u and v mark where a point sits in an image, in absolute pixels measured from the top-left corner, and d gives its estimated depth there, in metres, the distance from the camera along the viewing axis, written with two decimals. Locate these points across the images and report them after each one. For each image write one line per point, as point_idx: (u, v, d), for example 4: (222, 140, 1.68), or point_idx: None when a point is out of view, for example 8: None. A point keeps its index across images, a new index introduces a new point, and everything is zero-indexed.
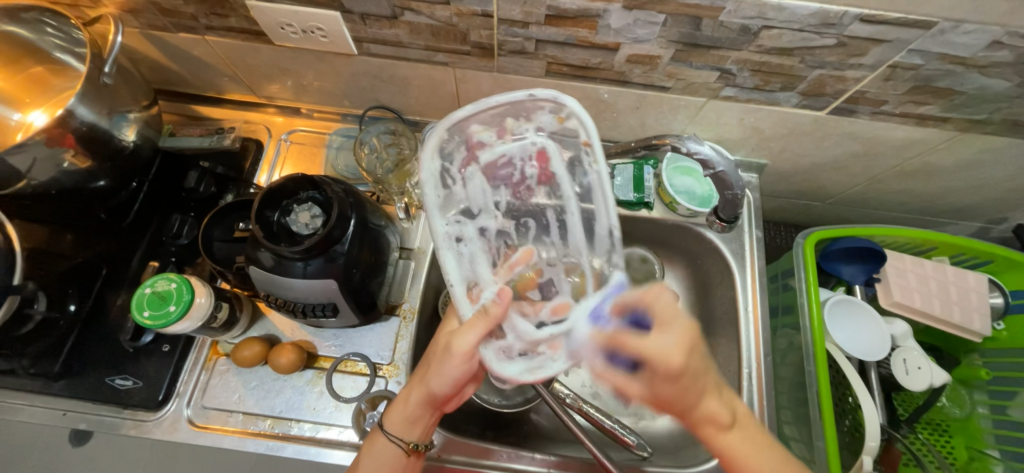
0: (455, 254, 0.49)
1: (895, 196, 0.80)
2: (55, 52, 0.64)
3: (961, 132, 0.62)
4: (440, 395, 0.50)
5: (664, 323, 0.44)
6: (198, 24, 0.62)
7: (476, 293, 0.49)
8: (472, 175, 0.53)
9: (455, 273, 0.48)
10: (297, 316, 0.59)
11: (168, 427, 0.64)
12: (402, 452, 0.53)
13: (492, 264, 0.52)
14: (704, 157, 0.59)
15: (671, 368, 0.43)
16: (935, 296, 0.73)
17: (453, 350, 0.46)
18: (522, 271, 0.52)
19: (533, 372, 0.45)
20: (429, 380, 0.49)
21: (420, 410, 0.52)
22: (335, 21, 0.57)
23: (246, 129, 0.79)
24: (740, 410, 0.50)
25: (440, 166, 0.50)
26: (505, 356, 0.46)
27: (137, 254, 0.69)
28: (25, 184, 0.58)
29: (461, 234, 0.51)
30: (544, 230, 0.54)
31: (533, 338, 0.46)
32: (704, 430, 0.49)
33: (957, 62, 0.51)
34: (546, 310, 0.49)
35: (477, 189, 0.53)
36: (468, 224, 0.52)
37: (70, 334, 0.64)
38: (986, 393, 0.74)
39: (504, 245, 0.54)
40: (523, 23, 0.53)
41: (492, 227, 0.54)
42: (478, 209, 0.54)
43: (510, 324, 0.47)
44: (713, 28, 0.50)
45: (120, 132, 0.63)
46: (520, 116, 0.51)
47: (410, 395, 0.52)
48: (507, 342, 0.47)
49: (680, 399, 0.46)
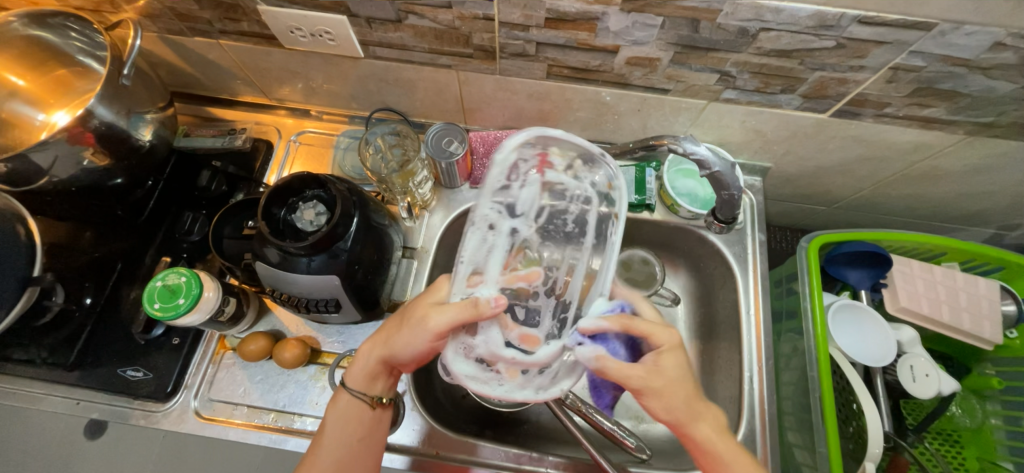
0: (480, 236, 0.50)
1: (903, 201, 0.79)
2: (78, 55, 0.67)
3: (968, 135, 0.61)
4: (401, 358, 0.52)
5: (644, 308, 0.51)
6: (212, 28, 0.65)
7: (473, 286, 0.49)
8: (529, 178, 0.52)
9: (469, 254, 0.49)
10: (301, 311, 0.61)
11: (175, 418, 0.65)
12: (365, 405, 0.54)
13: (503, 264, 0.51)
14: (699, 158, 0.59)
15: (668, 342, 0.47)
16: (945, 301, 0.72)
17: (427, 326, 0.47)
18: (522, 290, 0.51)
19: (467, 378, 0.46)
20: (397, 345, 0.50)
21: (381, 366, 0.54)
22: (342, 24, 0.59)
23: (257, 130, 0.81)
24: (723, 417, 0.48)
25: (511, 159, 0.50)
26: (460, 355, 0.47)
27: (150, 250, 0.71)
28: (47, 180, 0.61)
29: (493, 225, 0.50)
30: (560, 266, 0.52)
31: (493, 352, 0.46)
32: (700, 432, 0.46)
33: (960, 63, 0.50)
34: (522, 332, 0.48)
35: (526, 197, 0.52)
36: (504, 218, 0.51)
37: (84, 326, 0.66)
38: (999, 403, 0.72)
39: (523, 255, 0.52)
40: (524, 26, 0.54)
41: (525, 235, 0.52)
42: (523, 210, 0.52)
43: (483, 331, 0.47)
44: (710, 30, 0.51)
45: (136, 132, 0.66)
46: (586, 162, 0.51)
47: (372, 350, 0.54)
48: (470, 341, 0.47)
49: (675, 382, 0.46)
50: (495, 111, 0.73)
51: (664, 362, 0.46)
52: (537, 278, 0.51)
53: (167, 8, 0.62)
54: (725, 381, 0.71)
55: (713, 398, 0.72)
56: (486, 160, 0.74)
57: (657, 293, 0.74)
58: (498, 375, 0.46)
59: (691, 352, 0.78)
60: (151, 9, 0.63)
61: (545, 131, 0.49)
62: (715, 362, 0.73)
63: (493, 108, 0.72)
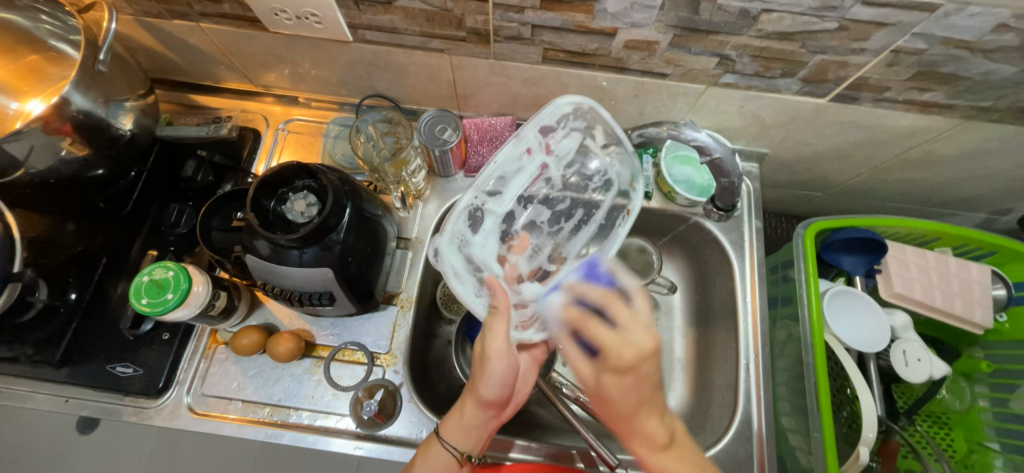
0: (515, 151, 0.58)
1: (898, 186, 0.80)
2: (50, 40, 0.64)
3: (966, 119, 0.61)
4: (491, 400, 0.52)
5: (632, 319, 0.49)
6: (192, 10, 0.62)
7: (494, 190, 0.58)
8: (575, 133, 0.59)
9: (501, 161, 0.57)
10: (294, 304, 0.60)
11: (168, 414, 0.64)
12: (455, 461, 0.53)
13: (527, 184, 0.60)
14: (701, 144, 0.60)
15: (623, 363, 0.47)
16: (938, 287, 0.72)
17: (489, 353, 0.51)
18: (524, 224, 0.61)
19: (445, 269, 0.54)
20: (477, 384, 0.52)
21: (477, 416, 0.53)
22: (329, 7, 0.57)
23: (243, 118, 0.79)
24: (680, 431, 0.51)
25: (565, 110, 0.57)
26: (452, 245, 0.55)
27: (136, 244, 0.69)
28: (23, 172, 0.58)
29: (530, 150, 0.58)
30: (560, 226, 0.62)
31: (482, 258, 0.56)
32: (637, 445, 0.50)
33: (962, 46, 0.50)
34: (509, 256, 0.58)
35: (565, 146, 0.60)
36: (541, 152, 0.59)
37: (71, 322, 0.64)
38: (987, 386, 0.74)
39: (541, 191, 0.61)
40: (518, 8, 0.53)
41: (550, 175, 0.60)
42: (559, 153, 0.60)
43: (482, 231, 0.57)
44: (711, 11, 0.50)
45: (116, 120, 0.63)
46: (619, 148, 0.60)
47: (468, 399, 0.53)
48: (467, 234, 0.56)
49: (625, 401, 0.48)
50: (490, 97, 0.71)
51: (609, 382, 0.49)
52: (535, 221, 0.61)
53: None
54: (721, 368, 0.71)
55: (709, 384, 0.72)
56: (482, 147, 0.72)
57: (653, 283, 0.73)
58: (477, 288, 0.54)
59: (687, 339, 0.78)
60: None
61: (598, 110, 0.57)
62: (712, 348, 0.74)
63: (486, 94, 0.71)
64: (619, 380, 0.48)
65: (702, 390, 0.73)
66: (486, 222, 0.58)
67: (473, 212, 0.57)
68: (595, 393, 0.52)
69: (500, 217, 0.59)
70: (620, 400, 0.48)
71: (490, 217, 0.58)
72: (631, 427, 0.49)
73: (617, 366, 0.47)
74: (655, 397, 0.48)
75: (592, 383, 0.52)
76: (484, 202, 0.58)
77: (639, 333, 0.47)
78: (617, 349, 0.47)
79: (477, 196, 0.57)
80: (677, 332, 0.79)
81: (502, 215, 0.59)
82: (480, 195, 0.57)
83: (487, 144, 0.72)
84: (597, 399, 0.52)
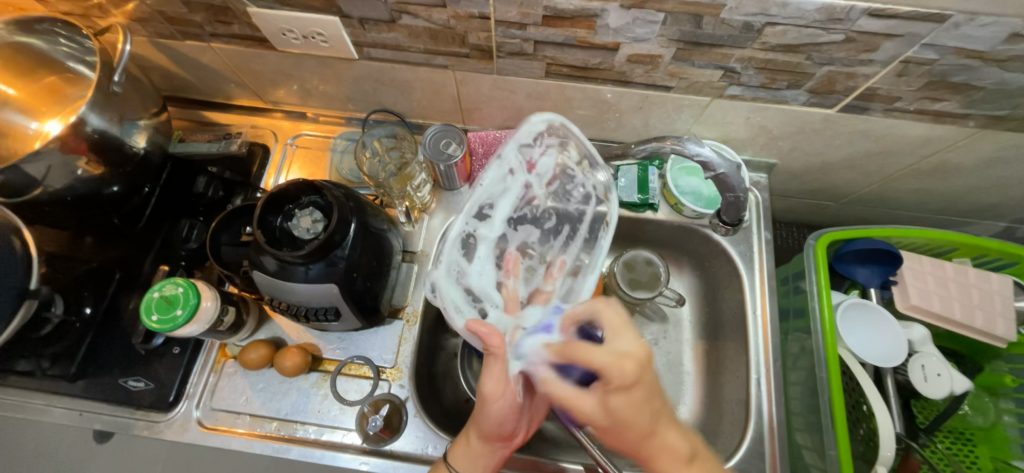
0: (499, 173, 0.59)
1: (913, 195, 0.78)
2: (68, 62, 0.66)
3: (981, 128, 0.59)
4: (494, 432, 0.51)
5: (615, 329, 0.48)
6: (203, 31, 0.64)
7: (482, 214, 0.58)
8: (552, 150, 0.61)
9: (489, 181, 0.58)
10: (301, 319, 0.60)
11: (178, 428, 0.65)
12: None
13: (515, 206, 0.60)
14: (704, 159, 0.59)
15: (627, 376, 0.45)
16: (956, 299, 0.70)
17: (483, 391, 0.49)
18: (516, 246, 0.61)
19: (444, 303, 0.55)
20: (477, 418, 0.51)
21: (482, 446, 0.52)
22: (335, 26, 0.58)
23: (253, 134, 0.80)
24: (703, 447, 0.49)
25: (539, 128, 0.59)
26: (449, 277, 0.55)
27: (148, 260, 0.70)
28: (40, 191, 0.60)
29: (512, 170, 0.60)
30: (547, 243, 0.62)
31: (480, 286, 0.56)
32: (662, 465, 0.46)
33: (974, 56, 0.49)
34: (508, 281, 0.58)
35: (546, 163, 0.61)
36: (523, 171, 0.60)
37: (85, 336, 0.66)
38: (1012, 401, 0.71)
39: (527, 211, 0.61)
40: (520, 24, 0.53)
41: (535, 196, 0.61)
42: (541, 171, 0.61)
43: (477, 257, 0.57)
44: (714, 25, 0.49)
45: (130, 139, 0.65)
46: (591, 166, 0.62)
47: (472, 431, 0.52)
48: (463, 264, 0.57)
49: (641, 419, 0.46)
50: (494, 111, 0.72)
51: (616, 404, 0.46)
52: (528, 241, 0.62)
53: (156, 12, 0.61)
54: (732, 383, 0.69)
55: (719, 399, 0.71)
56: (486, 161, 0.72)
57: (661, 294, 0.72)
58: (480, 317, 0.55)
59: (697, 352, 0.77)
60: (141, 14, 0.62)
61: (568, 125, 0.59)
62: (722, 363, 0.72)
63: (491, 108, 0.71)
64: (628, 399, 0.46)
65: (712, 405, 0.72)
66: (481, 248, 0.58)
67: (466, 239, 0.57)
68: (603, 425, 0.48)
69: (494, 242, 0.59)
70: (634, 417, 0.46)
71: (483, 244, 0.58)
72: (650, 451, 0.47)
73: (620, 382, 0.45)
74: (662, 406, 0.48)
75: (599, 419, 0.47)
76: (475, 227, 0.58)
77: (629, 341, 0.47)
78: (616, 366, 0.45)
79: (468, 222, 0.58)
80: (686, 345, 0.77)
81: (495, 240, 0.59)
82: (471, 221, 0.58)
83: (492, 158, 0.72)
84: (606, 431, 0.48)
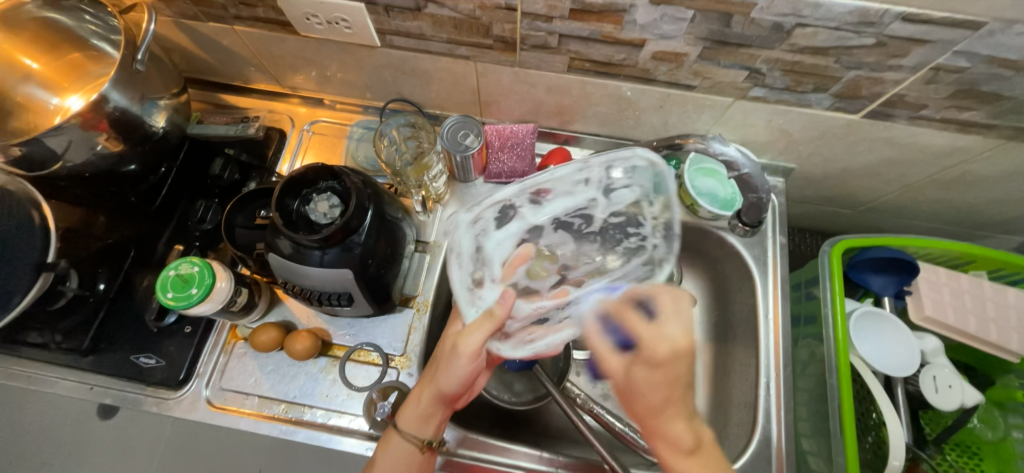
0: (571, 176, 0.55)
1: (931, 206, 0.77)
2: (92, 39, 0.66)
3: (1007, 140, 0.59)
4: (452, 394, 0.55)
5: (670, 315, 0.51)
6: (227, 13, 0.64)
7: (535, 198, 0.56)
8: (636, 187, 0.56)
9: (557, 173, 0.55)
10: (313, 304, 0.61)
11: (187, 406, 0.66)
12: (416, 449, 0.56)
13: (567, 210, 0.56)
14: (728, 158, 0.60)
15: (659, 355, 0.50)
16: (970, 312, 0.70)
17: (460, 351, 0.52)
18: (545, 244, 0.57)
19: (452, 244, 0.54)
20: (438, 379, 0.54)
21: (434, 408, 0.56)
22: (359, 12, 0.58)
23: (270, 118, 0.80)
24: (708, 440, 0.51)
25: (638, 162, 0.55)
26: (469, 229, 0.54)
27: (163, 239, 0.71)
28: (61, 166, 0.60)
29: (589, 179, 0.56)
30: (576, 265, 0.57)
31: (489, 254, 0.54)
32: (661, 448, 0.51)
33: (1007, 65, 0.48)
34: (514, 269, 0.54)
35: (622, 191, 0.56)
36: (598, 187, 0.56)
37: (99, 311, 0.67)
38: (1022, 417, 0.70)
39: (577, 221, 0.57)
40: (547, 17, 0.53)
41: (594, 213, 0.56)
42: (614, 199, 0.56)
43: (505, 228, 0.55)
44: (743, 25, 0.49)
45: (150, 118, 0.65)
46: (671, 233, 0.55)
47: (426, 393, 0.55)
48: (489, 226, 0.55)
49: (651, 397, 0.50)
50: (513, 104, 0.71)
51: (639, 375, 0.51)
52: (558, 248, 0.57)
53: None
54: (739, 386, 0.69)
55: (726, 402, 0.71)
56: (502, 154, 0.72)
57: None
58: (471, 277, 0.53)
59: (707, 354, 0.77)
60: None
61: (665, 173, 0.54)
62: (730, 366, 0.72)
63: (510, 101, 0.71)
64: (651, 374, 0.50)
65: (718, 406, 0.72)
66: (514, 223, 0.56)
67: (504, 207, 0.55)
68: (622, 387, 0.53)
69: (526, 225, 0.56)
70: (649, 394, 0.50)
71: (518, 219, 0.55)
72: (655, 424, 0.51)
73: (652, 359, 0.50)
74: (681, 399, 0.51)
75: (621, 378, 0.53)
76: (521, 204, 0.56)
77: (675, 329, 0.50)
78: (653, 345, 0.50)
79: (518, 195, 0.56)
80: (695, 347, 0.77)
81: (531, 225, 0.56)
82: (521, 196, 0.56)
83: (508, 151, 0.71)
84: (622, 392, 0.53)
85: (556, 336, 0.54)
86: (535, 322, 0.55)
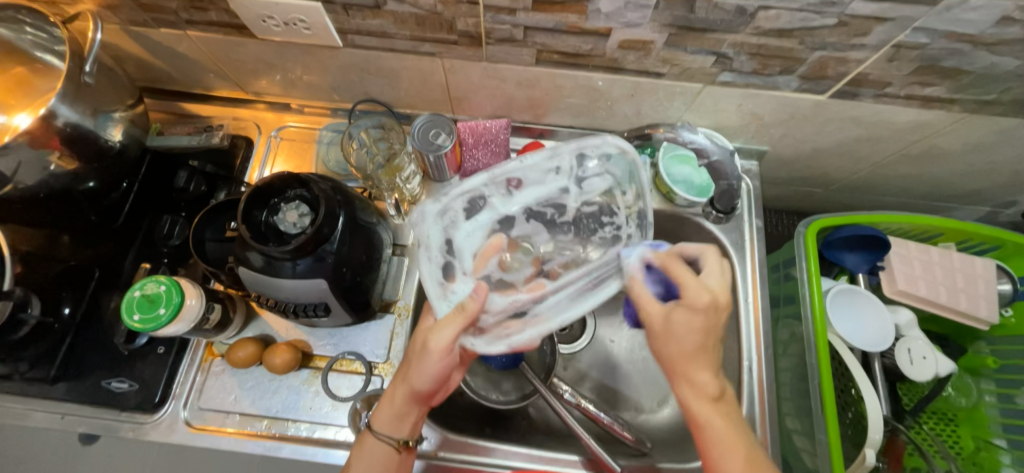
0: (540, 165, 0.56)
1: (900, 181, 0.78)
2: (36, 52, 0.63)
3: (968, 114, 0.60)
4: (424, 391, 0.53)
5: (712, 269, 0.50)
6: (179, 19, 0.61)
7: (505, 188, 0.57)
8: (606, 174, 0.57)
9: (528, 161, 0.55)
10: (289, 316, 0.59)
11: (166, 429, 0.64)
12: (392, 448, 0.54)
13: (539, 200, 0.58)
14: (698, 146, 0.63)
15: (705, 302, 0.47)
16: (941, 283, 0.71)
17: (431, 348, 0.49)
18: (518, 235, 0.59)
19: (421, 236, 0.53)
20: (410, 376, 0.52)
21: (407, 406, 0.54)
22: (318, 12, 0.56)
23: (235, 126, 0.78)
24: (729, 392, 0.49)
25: (609, 148, 0.56)
26: (438, 220, 0.54)
27: (129, 257, 0.68)
28: (11, 188, 0.58)
29: (559, 168, 0.57)
30: (548, 256, 0.58)
31: (460, 246, 0.55)
32: (683, 393, 0.49)
33: (965, 40, 0.49)
34: (485, 259, 0.55)
35: (591, 180, 0.57)
36: (568, 175, 0.57)
37: (65, 337, 0.64)
38: (993, 382, 0.73)
39: (550, 211, 0.59)
40: (510, 10, 0.51)
41: (565, 203, 0.58)
42: (584, 187, 0.58)
43: (475, 219, 0.56)
44: (707, 10, 0.48)
45: (105, 132, 0.62)
46: (644, 219, 0.56)
47: (398, 391, 0.54)
48: (459, 217, 0.55)
49: (689, 341, 0.47)
50: (484, 100, 0.70)
51: (679, 318, 0.47)
52: (530, 239, 0.59)
53: None
54: (723, 370, 0.70)
55: None
56: (477, 151, 0.70)
57: None
58: (442, 270, 0.53)
59: None
60: (112, 0, 0.59)
61: (640, 162, 0.55)
62: None
63: (481, 97, 0.69)
64: (691, 318, 0.47)
65: None
66: (484, 213, 0.57)
67: (475, 197, 0.56)
68: (655, 331, 0.49)
69: (498, 214, 0.57)
70: (687, 336, 0.47)
71: (489, 209, 0.57)
72: (684, 369, 0.48)
73: (695, 305, 0.47)
74: (713, 346, 0.48)
75: (654, 320, 0.49)
76: (491, 194, 0.56)
77: (717, 281, 0.49)
78: (698, 294, 0.47)
79: (487, 184, 0.56)
80: None
81: (501, 215, 0.58)
82: (491, 185, 0.56)
83: (482, 148, 0.70)
84: (655, 336, 0.49)
85: (533, 331, 0.51)
86: (512, 315, 0.52)
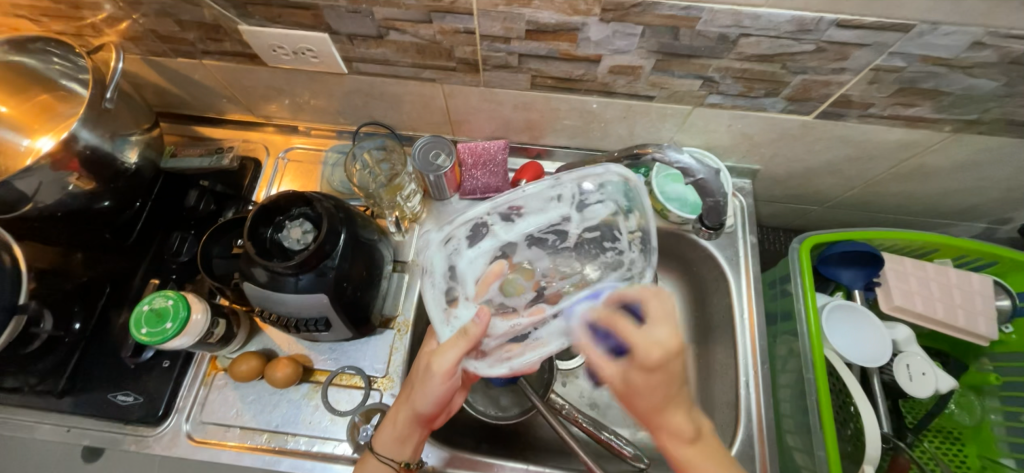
0: (544, 194, 0.58)
1: (894, 198, 0.79)
2: (61, 80, 0.67)
3: (954, 132, 0.61)
4: (427, 413, 0.54)
5: (656, 319, 0.47)
6: (195, 48, 0.65)
7: (507, 216, 0.59)
8: (607, 202, 0.59)
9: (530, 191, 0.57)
10: (291, 330, 0.61)
11: (168, 443, 0.64)
12: (392, 471, 0.55)
13: (540, 227, 0.60)
14: (684, 166, 0.61)
15: (651, 362, 0.46)
16: (938, 299, 0.71)
17: (435, 370, 0.50)
18: (520, 260, 0.60)
19: (426, 262, 0.55)
20: (413, 399, 0.53)
21: (409, 429, 0.55)
22: (324, 42, 0.59)
23: (245, 148, 0.81)
24: (707, 427, 0.50)
25: (612, 177, 0.57)
26: (442, 249, 0.56)
27: (138, 275, 0.70)
28: (32, 207, 0.60)
29: (560, 196, 0.59)
30: (549, 281, 0.60)
31: (463, 272, 0.56)
32: (662, 438, 0.49)
33: (940, 63, 0.51)
34: (489, 284, 0.57)
35: (594, 208, 0.59)
36: (570, 203, 0.59)
37: (75, 351, 0.66)
38: (998, 400, 0.72)
39: (552, 237, 0.61)
40: (504, 38, 0.54)
41: (567, 229, 0.60)
42: (586, 214, 0.60)
43: (478, 246, 0.58)
44: (690, 37, 0.51)
45: (122, 154, 0.65)
46: (648, 249, 0.56)
47: (400, 414, 0.55)
48: (462, 245, 0.57)
49: (650, 398, 0.47)
50: (483, 122, 0.73)
51: (635, 379, 0.48)
52: (533, 263, 0.61)
53: (149, 30, 0.62)
54: (720, 386, 0.70)
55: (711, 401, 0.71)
56: (476, 171, 0.72)
57: None
58: (445, 295, 0.55)
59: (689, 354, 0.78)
60: (134, 32, 0.64)
61: (643, 191, 0.56)
62: (711, 366, 0.73)
63: (480, 119, 0.72)
64: (647, 377, 0.47)
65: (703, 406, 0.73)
66: (486, 240, 0.58)
67: (478, 225, 0.58)
68: (620, 390, 0.51)
69: (499, 242, 0.59)
70: (648, 394, 0.47)
71: (491, 237, 0.58)
72: (658, 421, 0.48)
73: (645, 364, 0.46)
74: (681, 392, 0.48)
75: (619, 381, 0.50)
76: (494, 222, 0.58)
77: (664, 331, 0.46)
78: (645, 349, 0.46)
79: (490, 213, 0.58)
80: None
81: (503, 242, 0.59)
82: (494, 214, 0.58)
83: (481, 168, 0.72)
84: (622, 396, 0.51)
85: (533, 354, 0.53)
86: (514, 339, 0.55)
